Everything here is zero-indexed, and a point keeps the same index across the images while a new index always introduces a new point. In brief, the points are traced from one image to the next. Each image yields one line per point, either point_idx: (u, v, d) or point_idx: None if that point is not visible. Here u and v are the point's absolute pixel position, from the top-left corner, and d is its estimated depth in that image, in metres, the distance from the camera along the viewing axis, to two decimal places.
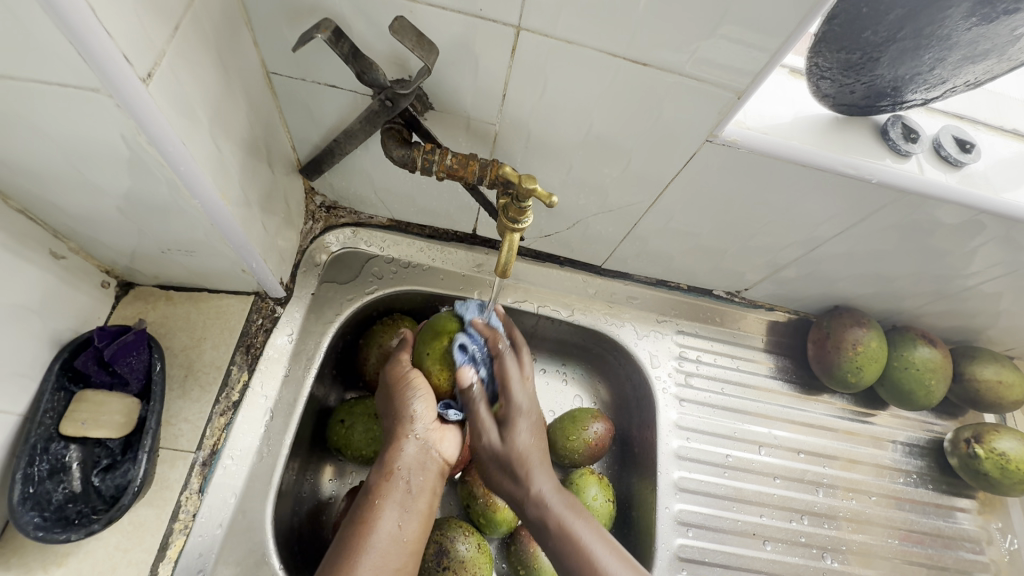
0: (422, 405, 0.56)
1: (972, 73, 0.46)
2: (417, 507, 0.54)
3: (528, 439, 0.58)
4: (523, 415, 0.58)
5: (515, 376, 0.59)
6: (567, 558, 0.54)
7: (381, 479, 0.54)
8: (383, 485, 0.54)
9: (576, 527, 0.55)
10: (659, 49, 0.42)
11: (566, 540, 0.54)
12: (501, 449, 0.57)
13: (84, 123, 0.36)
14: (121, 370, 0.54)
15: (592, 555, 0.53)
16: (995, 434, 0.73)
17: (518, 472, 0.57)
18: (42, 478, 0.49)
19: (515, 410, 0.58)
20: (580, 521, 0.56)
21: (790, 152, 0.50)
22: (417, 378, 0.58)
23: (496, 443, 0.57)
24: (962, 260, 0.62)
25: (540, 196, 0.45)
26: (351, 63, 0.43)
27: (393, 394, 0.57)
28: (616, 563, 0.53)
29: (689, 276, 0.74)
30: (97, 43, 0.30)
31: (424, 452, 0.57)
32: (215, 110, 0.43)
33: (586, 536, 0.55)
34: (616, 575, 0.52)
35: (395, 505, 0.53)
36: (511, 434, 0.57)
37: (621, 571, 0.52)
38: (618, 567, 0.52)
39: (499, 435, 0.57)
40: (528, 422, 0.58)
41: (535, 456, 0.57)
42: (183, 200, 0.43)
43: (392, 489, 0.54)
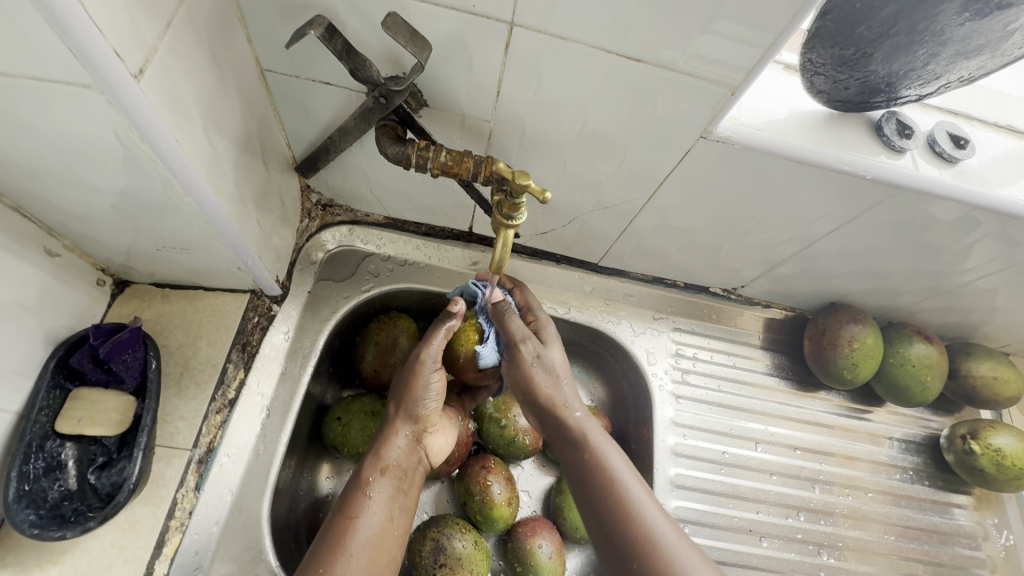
0: (434, 403, 0.58)
1: (966, 69, 0.46)
2: (406, 504, 0.55)
3: (560, 356, 0.59)
4: (555, 333, 0.61)
5: (542, 313, 0.62)
6: (597, 475, 0.53)
7: (373, 473, 0.55)
8: (375, 479, 0.54)
9: (605, 449, 0.55)
10: (653, 45, 0.42)
11: (596, 458, 0.54)
12: (539, 356, 0.58)
13: (77, 120, 0.36)
14: (116, 368, 0.54)
15: (621, 478, 0.52)
16: (991, 430, 0.73)
17: (549, 389, 0.58)
18: (37, 476, 0.49)
19: (545, 325, 0.61)
20: (610, 446, 0.55)
21: (784, 148, 0.50)
22: (438, 377, 0.58)
23: (534, 350, 0.57)
24: (958, 256, 0.62)
25: (534, 192, 0.45)
26: (344, 59, 0.43)
27: (408, 385, 0.58)
28: (643, 493, 0.52)
29: (685, 273, 0.74)
30: (88, 39, 0.30)
31: (415, 451, 0.58)
32: (209, 108, 0.43)
33: (616, 460, 0.54)
34: (643, 502, 0.51)
35: (387, 499, 0.54)
36: (547, 344, 0.59)
37: (648, 501, 0.51)
38: (647, 499, 0.51)
39: (536, 342, 0.58)
40: (558, 342, 0.60)
41: (565, 375, 0.59)
42: (177, 197, 0.43)
43: (384, 484, 0.54)
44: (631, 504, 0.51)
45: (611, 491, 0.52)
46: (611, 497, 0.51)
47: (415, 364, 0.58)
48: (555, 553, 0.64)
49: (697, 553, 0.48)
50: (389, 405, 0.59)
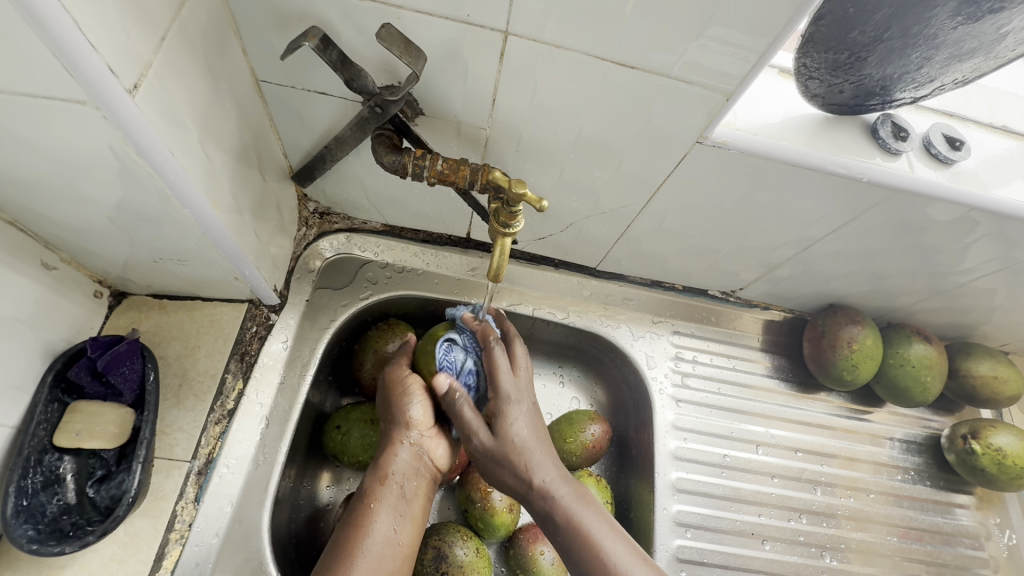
0: (421, 406, 0.58)
1: (961, 71, 0.46)
2: (410, 512, 0.54)
3: (524, 431, 0.55)
4: (516, 409, 0.55)
5: (509, 386, 0.56)
6: (576, 552, 0.53)
7: (375, 483, 0.54)
8: (377, 489, 0.54)
9: (585, 519, 0.54)
10: (648, 51, 0.42)
11: (577, 538, 0.53)
12: (497, 447, 0.54)
13: (71, 135, 0.35)
14: (114, 380, 0.53)
15: (602, 547, 0.52)
16: (992, 430, 0.73)
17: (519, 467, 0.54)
18: (36, 491, 0.48)
19: (504, 401, 0.55)
20: (590, 515, 0.54)
21: (780, 152, 0.50)
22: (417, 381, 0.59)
23: (491, 444, 0.54)
24: (955, 257, 0.62)
25: (530, 200, 0.45)
26: (339, 70, 0.43)
27: (391, 395, 0.59)
28: (628, 558, 0.52)
29: (683, 276, 0.74)
30: (83, 56, 0.30)
31: (418, 458, 0.57)
32: (204, 119, 0.43)
33: (596, 529, 0.53)
34: (629, 568, 0.51)
35: (390, 510, 0.53)
36: (504, 431, 0.54)
37: (632, 560, 0.52)
38: (633, 565, 0.51)
39: (489, 434, 0.54)
40: (521, 411, 0.55)
41: (535, 451, 0.54)
42: (174, 210, 0.43)
43: (385, 493, 0.54)
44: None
45: (592, 564, 0.52)
46: (593, 570, 0.52)
47: (393, 377, 0.60)
48: (558, 559, 0.64)
49: None
50: (384, 419, 0.59)
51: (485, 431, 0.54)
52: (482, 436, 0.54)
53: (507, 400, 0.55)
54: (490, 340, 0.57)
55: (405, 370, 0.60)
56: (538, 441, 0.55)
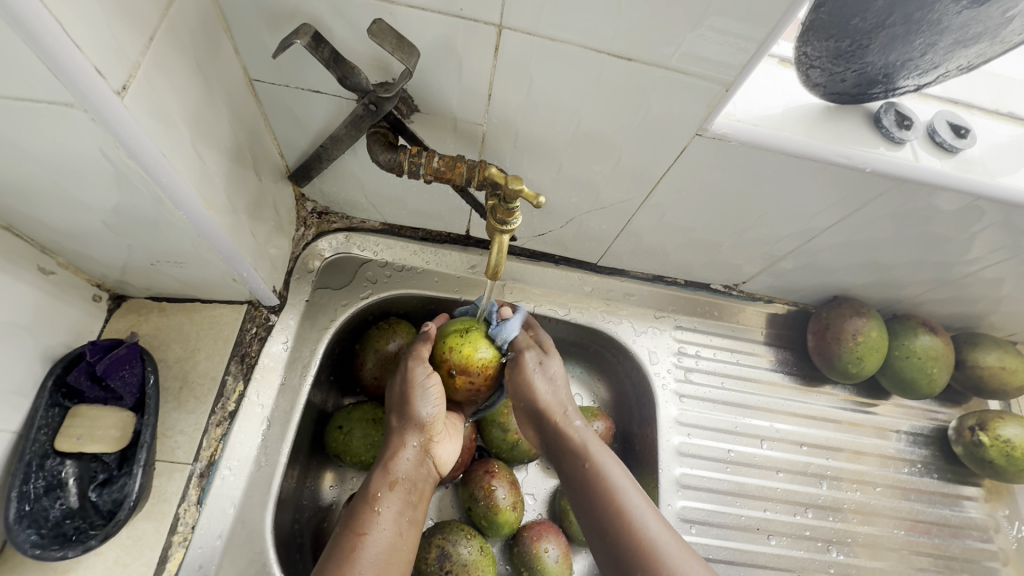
0: (433, 409, 0.58)
1: (965, 57, 0.46)
2: (415, 517, 0.55)
3: (559, 370, 0.61)
4: (553, 346, 0.62)
5: (547, 339, 0.63)
6: (594, 485, 0.55)
7: (382, 487, 0.55)
8: (384, 493, 0.54)
9: (602, 458, 0.57)
10: (645, 42, 0.42)
11: (596, 472, 0.56)
12: (539, 368, 0.60)
13: (61, 138, 0.35)
14: (114, 384, 0.53)
15: (619, 487, 0.55)
16: (1000, 422, 0.72)
17: (553, 394, 0.59)
18: (38, 496, 0.48)
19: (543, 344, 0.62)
20: (609, 458, 0.57)
21: (782, 143, 0.50)
22: (432, 382, 0.57)
23: (535, 364, 0.60)
24: (961, 247, 0.62)
25: (527, 196, 0.44)
26: (332, 68, 0.42)
27: (406, 396, 0.58)
28: (642, 501, 0.54)
29: (685, 271, 0.73)
30: (68, 57, 0.30)
31: (423, 461, 0.58)
32: (196, 120, 0.42)
33: (613, 470, 0.56)
34: (644, 510, 0.53)
35: (397, 514, 0.54)
36: (545, 357, 0.61)
37: (648, 508, 0.53)
38: (645, 506, 0.54)
39: (537, 357, 0.60)
40: (558, 357, 0.62)
41: (562, 392, 0.60)
42: (168, 212, 0.43)
43: (392, 498, 0.54)
44: (630, 511, 0.53)
45: (609, 498, 0.54)
46: (609, 504, 0.54)
47: (408, 377, 0.58)
48: (562, 557, 0.64)
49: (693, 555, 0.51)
50: (391, 420, 0.59)
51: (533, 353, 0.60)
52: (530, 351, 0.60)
53: (545, 341, 0.63)
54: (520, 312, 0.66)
55: (420, 371, 0.58)
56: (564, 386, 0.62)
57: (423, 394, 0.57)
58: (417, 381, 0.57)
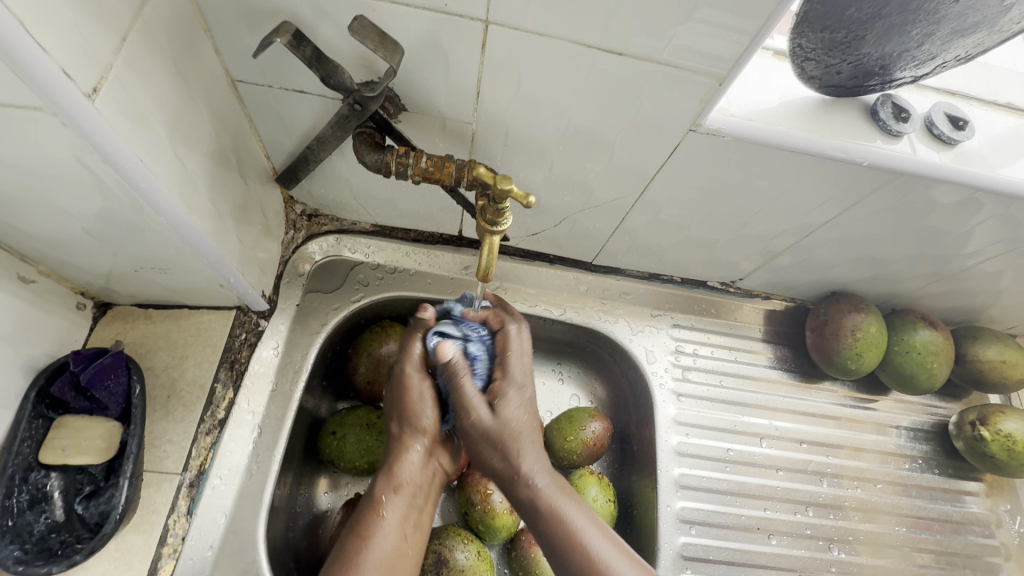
0: (433, 415, 0.56)
1: (963, 47, 0.45)
2: (420, 521, 0.54)
3: (519, 415, 0.52)
4: (512, 388, 0.53)
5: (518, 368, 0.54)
6: (557, 544, 0.50)
7: (386, 492, 0.53)
8: (389, 498, 0.53)
9: (568, 510, 0.51)
10: (636, 36, 0.41)
11: (556, 524, 0.50)
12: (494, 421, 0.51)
13: (33, 144, 0.34)
14: (99, 395, 0.52)
15: (584, 537, 0.49)
16: (1001, 415, 0.71)
17: (508, 448, 0.51)
18: (21, 510, 0.48)
19: (509, 383, 0.53)
20: (573, 505, 0.51)
21: (776, 138, 0.49)
22: (426, 388, 0.56)
23: (490, 416, 0.51)
24: (960, 240, 0.61)
25: (517, 197, 0.43)
26: (315, 67, 0.41)
27: (407, 398, 0.55)
28: (613, 549, 0.49)
29: (682, 268, 0.73)
30: (34, 60, 0.29)
31: (428, 464, 0.56)
32: (175, 122, 0.41)
33: (578, 519, 0.50)
34: (614, 560, 0.48)
35: (402, 518, 0.52)
36: (501, 408, 0.52)
37: (616, 555, 0.49)
38: (615, 555, 0.49)
39: (489, 411, 0.51)
40: (521, 397, 0.53)
41: (526, 440, 0.52)
42: (149, 218, 0.42)
43: (397, 503, 0.53)
44: (601, 565, 0.48)
45: (573, 557, 0.49)
46: (576, 566, 0.48)
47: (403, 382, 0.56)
48: None
49: None
50: (393, 422, 0.57)
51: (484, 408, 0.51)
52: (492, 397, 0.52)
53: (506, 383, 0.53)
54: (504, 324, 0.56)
55: (414, 376, 0.56)
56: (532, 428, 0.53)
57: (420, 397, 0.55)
58: (412, 388, 0.55)
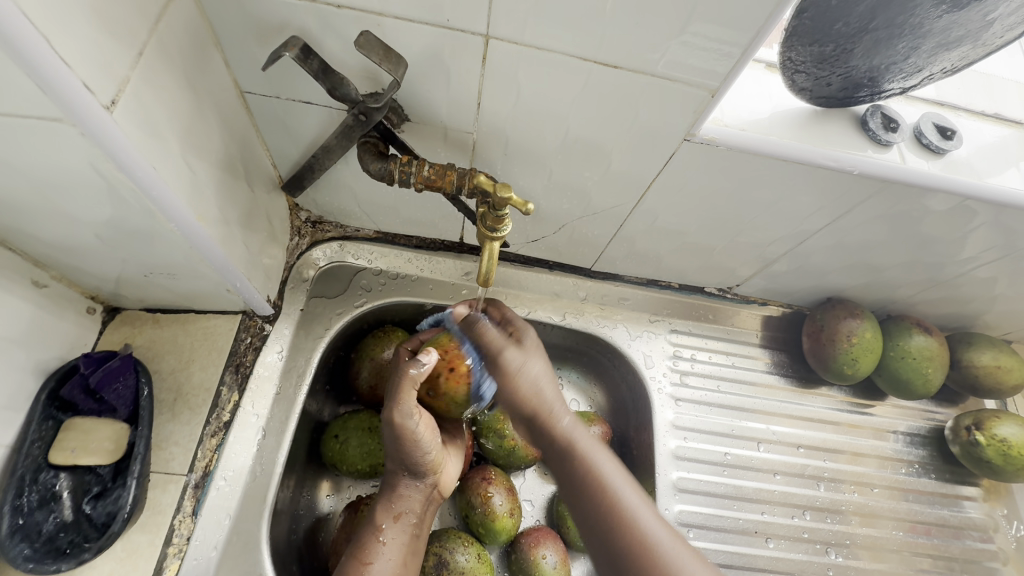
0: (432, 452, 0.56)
1: (949, 60, 0.46)
2: (419, 546, 0.57)
3: (540, 363, 0.56)
4: (532, 341, 0.57)
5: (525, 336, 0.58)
6: (585, 485, 0.51)
7: (387, 520, 0.56)
8: (388, 526, 0.56)
9: (595, 457, 0.52)
10: (630, 49, 0.42)
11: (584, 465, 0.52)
12: (518, 368, 0.55)
13: (51, 152, 0.35)
14: (108, 397, 0.54)
15: (612, 484, 0.50)
16: (996, 421, 0.72)
17: (535, 387, 0.54)
18: (32, 509, 0.48)
19: (526, 334, 0.58)
20: (600, 452, 0.53)
21: (768, 147, 0.50)
22: (422, 425, 0.55)
23: (516, 360, 0.55)
24: (952, 246, 0.62)
25: (516, 204, 0.45)
26: (321, 79, 0.43)
27: (402, 441, 0.55)
28: (637, 498, 0.50)
29: (679, 275, 0.74)
30: (56, 74, 0.30)
31: (426, 495, 0.58)
32: (185, 132, 0.42)
33: (604, 466, 0.52)
34: (638, 507, 0.49)
35: (402, 546, 0.55)
36: (523, 355, 0.56)
37: (642, 502, 0.49)
38: (640, 502, 0.49)
39: (513, 354, 0.55)
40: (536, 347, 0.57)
41: (547, 391, 0.55)
42: (159, 224, 0.43)
43: (397, 531, 0.56)
44: (623, 509, 0.49)
45: (602, 501, 0.50)
46: (602, 505, 0.49)
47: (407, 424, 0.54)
48: (560, 563, 0.64)
49: (689, 549, 0.47)
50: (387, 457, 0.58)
51: (510, 353, 0.55)
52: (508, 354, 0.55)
53: (523, 338, 0.57)
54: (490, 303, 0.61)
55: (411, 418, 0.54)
56: (550, 384, 0.56)
57: (414, 435, 0.54)
58: (409, 428, 0.54)
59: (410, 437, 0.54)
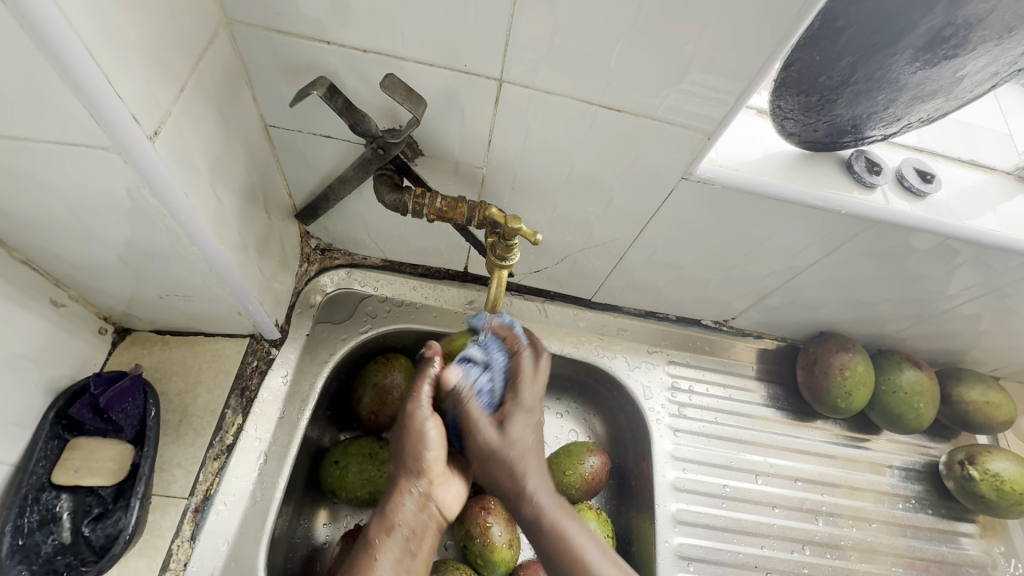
0: (434, 454, 0.55)
1: (925, 111, 0.50)
2: (415, 566, 0.52)
3: (527, 438, 0.56)
4: (523, 412, 0.57)
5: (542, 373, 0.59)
6: (556, 553, 0.54)
7: (380, 534, 0.53)
8: (381, 540, 0.52)
9: (568, 528, 0.55)
10: (633, 96, 0.46)
11: (557, 538, 0.54)
12: (495, 445, 0.55)
13: (91, 177, 0.37)
14: (116, 417, 0.53)
15: (583, 558, 0.53)
16: (989, 455, 0.73)
17: (515, 468, 0.55)
18: (31, 530, 0.48)
19: (520, 408, 0.57)
20: (572, 523, 0.55)
21: (761, 187, 0.53)
22: (434, 422, 0.55)
23: (494, 438, 0.55)
24: (937, 283, 0.65)
25: (525, 234, 0.47)
26: (344, 115, 0.46)
27: (407, 438, 0.56)
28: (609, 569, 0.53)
29: (676, 307, 0.76)
30: (110, 107, 0.32)
31: (425, 508, 0.55)
32: (215, 162, 0.45)
33: (577, 537, 0.54)
34: None
35: (395, 563, 0.51)
36: (509, 429, 0.56)
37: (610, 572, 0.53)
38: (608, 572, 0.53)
39: (495, 431, 0.55)
40: (529, 419, 0.57)
41: (530, 459, 0.56)
42: (182, 246, 0.45)
43: (390, 546, 0.52)
44: None
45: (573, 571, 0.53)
46: None
47: (408, 421, 0.56)
48: None
49: None
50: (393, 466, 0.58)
51: (491, 428, 0.56)
52: (486, 433, 0.55)
53: (513, 407, 0.57)
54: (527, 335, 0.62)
55: (421, 411, 0.55)
56: (534, 455, 0.57)
57: (423, 432, 0.55)
58: (417, 424, 0.55)
59: (415, 431, 0.55)
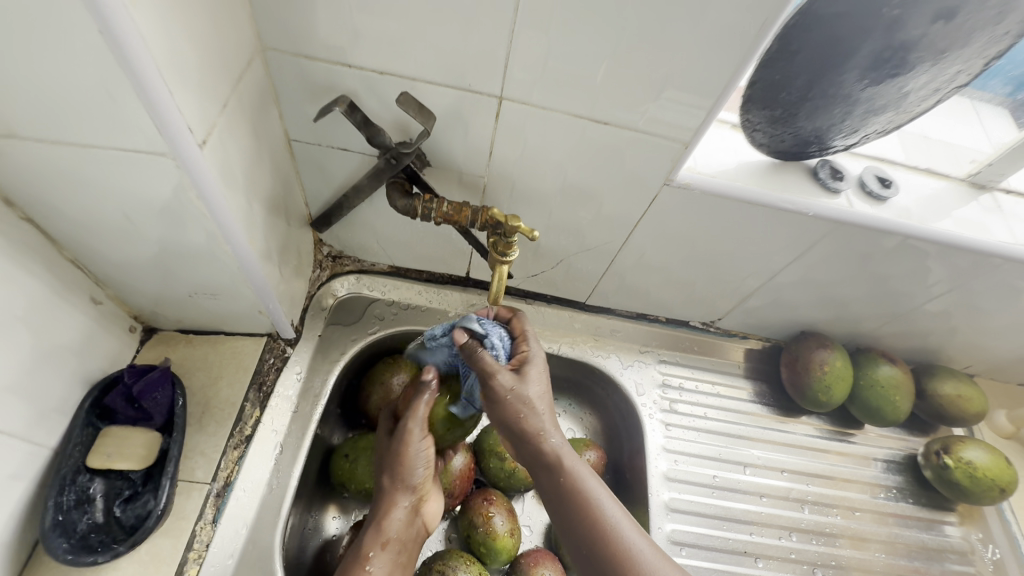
0: (424, 472, 0.60)
1: (879, 123, 0.56)
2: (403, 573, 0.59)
3: (539, 388, 0.57)
4: (537, 365, 0.58)
5: (537, 356, 0.59)
6: (568, 496, 0.55)
7: (374, 547, 0.58)
8: (375, 553, 0.58)
9: (579, 471, 0.56)
10: (618, 110, 0.52)
11: (569, 481, 0.55)
12: (513, 390, 0.55)
13: (146, 180, 0.43)
14: (147, 405, 0.58)
15: (595, 499, 0.54)
16: (962, 445, 0.77)
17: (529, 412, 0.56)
18: (69, 508, 0.52)
19: (530, 360, 0.58)
20: (583, 468, 0.56)
21: (736, 192, 0.59)
22: (427, 445, 0.59)
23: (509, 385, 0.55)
24: (903, 281, 0.70)
25: (524, 231, 0.53)
26: (362, 129, 0.51)
27: (401, 460, 0.59)
28: (618, 510, 0.54)
29: (665, 308, 0.81)
30: (172, 118, 0.38)
31: (412, 522, 0.61)
32: (247, 169, 0.50)
33: (588, 481, 0.55)
34: (618, 518, 0.54)
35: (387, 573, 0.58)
36: (525, 376, 0.57)
37: (620, 514, 0.54)
38: (619, 512, 0.54)
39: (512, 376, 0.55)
40: (540, 372, 0.58)
41: (542, 408, 0.57)
42: (217, 245, 0.50)
43: (383, 558, 0.58)
44: (605, 523, 0.53)
45: (587, 515, 0.53)
46: (586, 521, 0.53)
47: (403, 443, 0.59)
48: None
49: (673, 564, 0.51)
50: (382, 478, 0.61)
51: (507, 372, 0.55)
52: (504, 377, 0.55)
53: (528, 356, 0.58)
54: (514, 314, 0.63)
55: (417, 431, 0.59)
56: (546, 403, 0.58)
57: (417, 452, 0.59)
58: (413, 447, 0.59)
59: (410, 453, 0.59)
